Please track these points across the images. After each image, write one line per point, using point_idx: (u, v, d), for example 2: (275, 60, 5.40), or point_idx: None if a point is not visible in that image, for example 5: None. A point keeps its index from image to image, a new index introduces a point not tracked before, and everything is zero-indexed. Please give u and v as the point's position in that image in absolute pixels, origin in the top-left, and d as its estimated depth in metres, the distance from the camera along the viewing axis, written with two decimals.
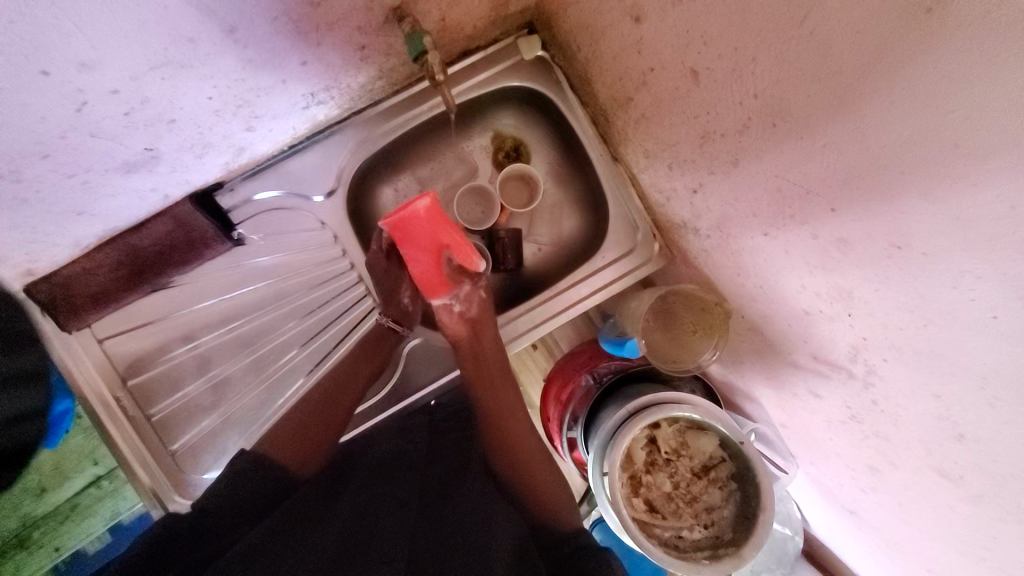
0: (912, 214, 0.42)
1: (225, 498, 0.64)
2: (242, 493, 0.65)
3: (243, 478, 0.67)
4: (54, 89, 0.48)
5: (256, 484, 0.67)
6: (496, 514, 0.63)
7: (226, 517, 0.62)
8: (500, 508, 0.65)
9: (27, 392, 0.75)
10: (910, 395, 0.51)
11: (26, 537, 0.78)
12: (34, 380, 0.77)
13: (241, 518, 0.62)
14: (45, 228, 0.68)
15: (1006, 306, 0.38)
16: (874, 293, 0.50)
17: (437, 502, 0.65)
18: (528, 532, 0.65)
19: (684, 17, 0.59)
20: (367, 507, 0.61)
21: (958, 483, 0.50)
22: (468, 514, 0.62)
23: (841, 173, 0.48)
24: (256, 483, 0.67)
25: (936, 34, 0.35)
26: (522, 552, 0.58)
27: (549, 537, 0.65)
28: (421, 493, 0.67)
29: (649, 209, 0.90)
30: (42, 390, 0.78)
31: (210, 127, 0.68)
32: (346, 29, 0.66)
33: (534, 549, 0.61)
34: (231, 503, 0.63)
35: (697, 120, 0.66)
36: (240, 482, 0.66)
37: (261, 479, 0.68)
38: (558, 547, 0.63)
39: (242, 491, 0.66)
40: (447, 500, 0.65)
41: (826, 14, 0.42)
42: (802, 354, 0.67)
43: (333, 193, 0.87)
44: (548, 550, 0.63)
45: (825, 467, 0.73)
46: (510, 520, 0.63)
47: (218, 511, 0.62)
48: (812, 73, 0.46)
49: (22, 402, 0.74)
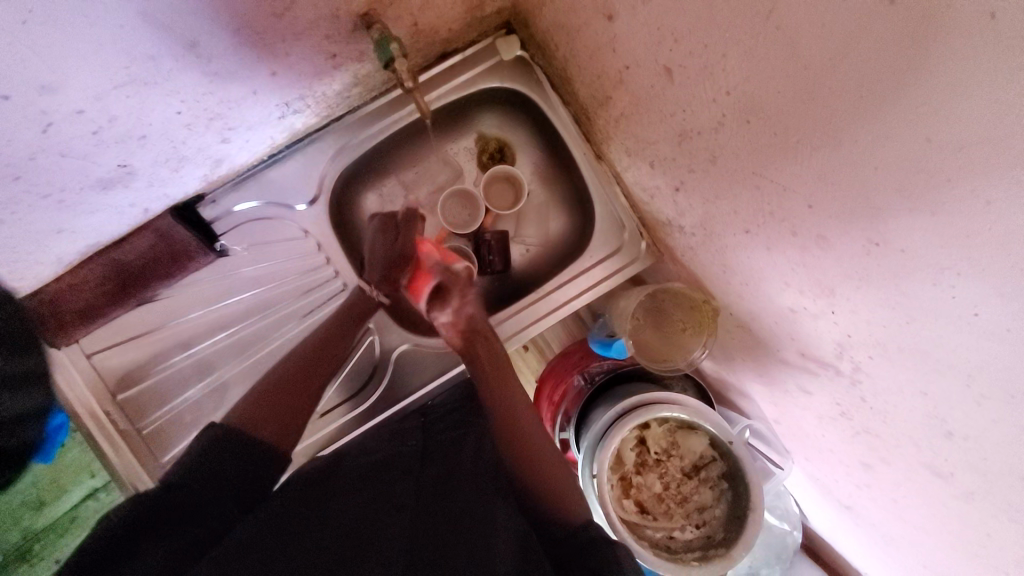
0: (889, 211, 0.41)
1: (199, 469, 0.61)
2: (223, 461, 0.63)
3: (217, 453, 0.63)
4: (16, 112, 0.48)
5: (233, 455, 0.64)
6: (493, 507, 0.61)
7: (208, 493, 0.59)
8: (499, 503, 0.63)
9: (27, 393, 0.72)
10: (897, 393, 0.50)
11: (29, 549, 0.86)
12: (36, 382, 0.74)
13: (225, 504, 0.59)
14: (25, 246, 0.68)
15: (986, 303, 0.37)
16: (856, 290, 0.49)
17: (432, 500, 0.63)
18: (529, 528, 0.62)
19: (654, 15, 0.58)
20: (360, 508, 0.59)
21: (949, 479, 0.49)
22: (466, 512, 0.60)
23: (815, 170, 0.47)
24: (232, 455, 0.64)
25: (901, 29, 0.34)
26: (525, 543, 0.56)
27: (551, 532, 0.63)
28: (416, 494, 0.64)
29: (634, 207, 0.89)
30: (40, 391, 0.75)
31: (183, 140, 0.68)
32: (316, 38, 0.66)
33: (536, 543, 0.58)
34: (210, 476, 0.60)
35: (674, 118, 0.65)
36: (217, 454, 0.63)
37: (243, 446, 0.66)
38: (567, 541, 0.60)
39: (222, 461, 0.63)
40: (441, 499, 0.63)
41: (790, 9, 0.41)
42: (789, 351, 0.67)
43: (316, 201, 0.86)
44: (556, 544, 0.61)
45: (819, 462, 0.73)
46: (510, 515, 0.60)
47: (200, 485, 0.59)
48: (780, 69, 0.45)
49: (26, 402, 0.71)
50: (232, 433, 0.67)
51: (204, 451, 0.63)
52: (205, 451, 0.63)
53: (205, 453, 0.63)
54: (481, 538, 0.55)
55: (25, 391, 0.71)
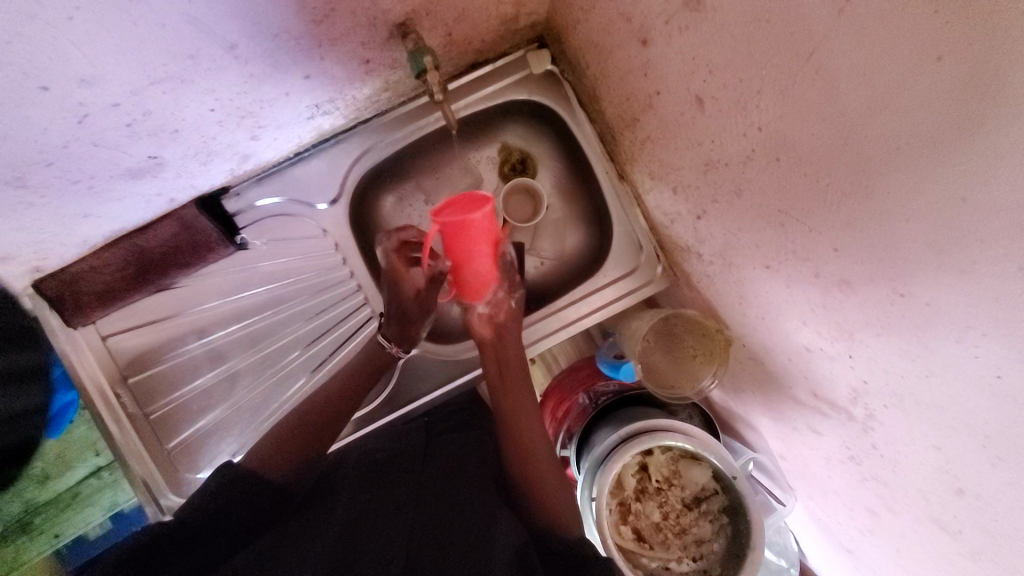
0: (917, 264, 0.40)
1: (209, 508, 0.59)
2: (239, 502, 0.61)
3: (232, 495, 0.61)
4: (55, 103, 0.50)
5: (243, 498, 0.62)
6: (493, 513, 0.61)
7: (213, 529, 0.57)
8: (499, 510, 0.63)
9: (28, 388, 0.79)
10: (910, 444, 0.49)
11: (28, 523, 0.84)
12: (32, 379, 0.80)
13: (230, 533, 0.58)
14: (51, 229, 0.70)
15: (1010, 367, 0.36)
16: (876, 337, 0.48)
17: (431, 499, 0.64)
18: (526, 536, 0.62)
19: (690, 44, 0.57)
20: (361, 508, 0.60)
21: (957, 537, 0.47)
22: (468, 510, 0.61)
23: (843, 214, 0.47)
24: (253, 497, 0.63)
25: (948, 86, 0.33)
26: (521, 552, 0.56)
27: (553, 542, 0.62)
28: (417, 493, 0.65)
29: (653, 229, 0.88)
30: (39, 387, 0.81)
31: (213, 136, 0.69)
32: (350, 45, 0.67)
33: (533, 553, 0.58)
34: (222, 514, 0.59)
35: (702, 147, 0.64)
36: (236, 493, 0.62)
37: (258, 487, 0.64)
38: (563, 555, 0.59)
39: (239, 498, 0.62)
40: (440, 500, 0.64)
41: (831, 54, 0.41)
42: (802, 390, 0.65)
43: (337, 201, 0.87)
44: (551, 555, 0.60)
45: (823, 502, 0.71)
46: (511, 524, 0.60)
47: (204, 524, 0.58)
48: (817, 112, 0.45)
49: (20, 399, 0.78)
50: (251, 472, 0.65)
51: (221, 487, 0.61)
52: (223, 488, 0.62)
53: (214, 495, 0.61)
54: (479, 541, 0.55)
55: (15, 392, 0.77)
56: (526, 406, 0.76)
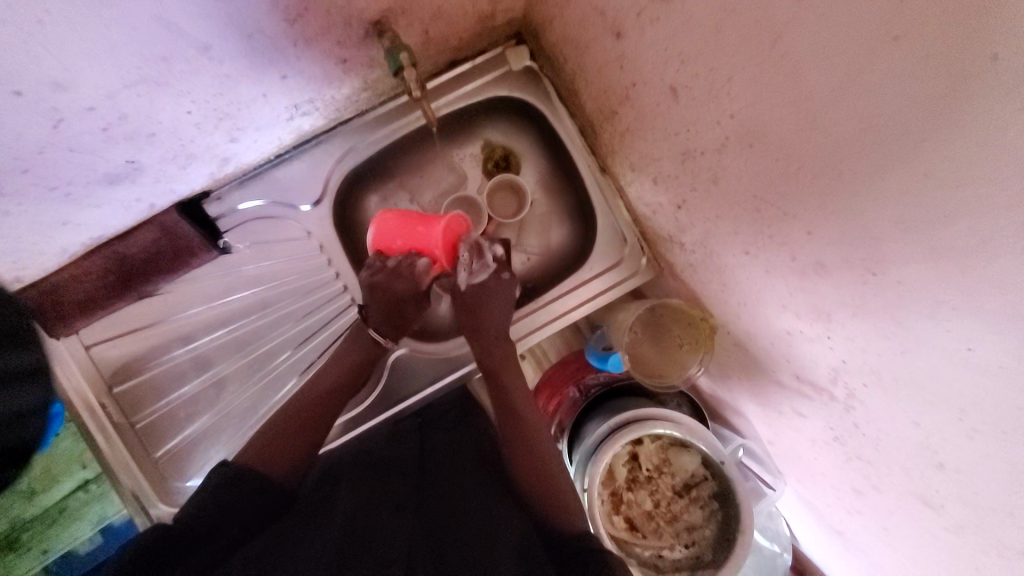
0: (887, 243, 0.41)
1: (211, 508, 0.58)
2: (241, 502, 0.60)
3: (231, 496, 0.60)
4: (28, 108, 0.49)
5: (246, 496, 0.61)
6: (494, 513, 0.62)
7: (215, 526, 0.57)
8: (497, 508, 0.64)
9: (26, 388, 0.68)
10: (891, 422, 0.50)
11: (15, 539, 0.80)
12: (28, 379, 0.69)
13: (231, 533, 0.58)
14: (30, 237, 0.69)
15: (981, 340, 0.37)
16: (853, 318, 0.49)
17: (431, 503, 0.64)
18: (527, 530, 0.62)
19: (662, 35, 0.58)
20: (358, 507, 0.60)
21: (940, 512, 0.48)
22: (467, 511, 0.62)
23: (815, 198, 0.48)
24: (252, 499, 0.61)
25: (906, 64, 0.34)
26: (522, 547, 0.56)
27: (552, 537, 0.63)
28: (415, 496, 0.65)
29: (636, 222, 0.89)
30: (37, 389, 0.70)
31: (192, 139, 0.69)
32: (326, 44, 0.67)
33: (535, 548, 0.58)
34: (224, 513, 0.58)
35: (678, 137, 0.65)
36: (234, 494, 0.60)
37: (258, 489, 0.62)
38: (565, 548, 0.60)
39: (234, 499, 0.60)
40: (437, 504, 0.64)
41: (795, 39, 0.41)
42: (785, 374, 0.66)
43: (320, 202, 0.87)
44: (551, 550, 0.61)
45: (812, 485, 0.72)
46: (510, 521, 0.61)
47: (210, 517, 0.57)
48: (784, 97, 0.46)
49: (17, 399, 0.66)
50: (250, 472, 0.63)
51: (222, 490, 0.60)
52: (217, 489, 0.60)
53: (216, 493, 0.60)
54: (479, 541, 0.55)
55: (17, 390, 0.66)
56: (514, 398, 0.76)
